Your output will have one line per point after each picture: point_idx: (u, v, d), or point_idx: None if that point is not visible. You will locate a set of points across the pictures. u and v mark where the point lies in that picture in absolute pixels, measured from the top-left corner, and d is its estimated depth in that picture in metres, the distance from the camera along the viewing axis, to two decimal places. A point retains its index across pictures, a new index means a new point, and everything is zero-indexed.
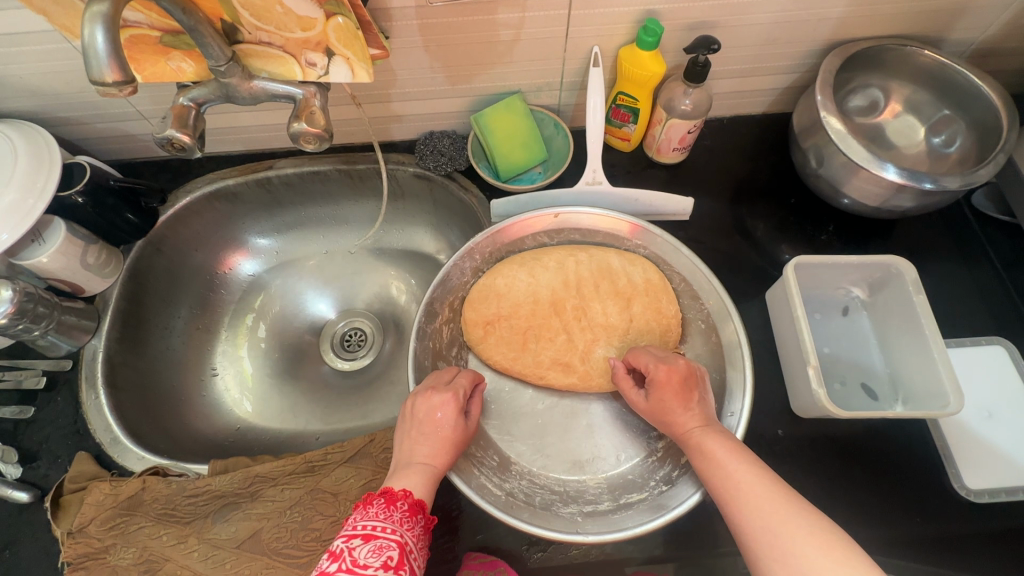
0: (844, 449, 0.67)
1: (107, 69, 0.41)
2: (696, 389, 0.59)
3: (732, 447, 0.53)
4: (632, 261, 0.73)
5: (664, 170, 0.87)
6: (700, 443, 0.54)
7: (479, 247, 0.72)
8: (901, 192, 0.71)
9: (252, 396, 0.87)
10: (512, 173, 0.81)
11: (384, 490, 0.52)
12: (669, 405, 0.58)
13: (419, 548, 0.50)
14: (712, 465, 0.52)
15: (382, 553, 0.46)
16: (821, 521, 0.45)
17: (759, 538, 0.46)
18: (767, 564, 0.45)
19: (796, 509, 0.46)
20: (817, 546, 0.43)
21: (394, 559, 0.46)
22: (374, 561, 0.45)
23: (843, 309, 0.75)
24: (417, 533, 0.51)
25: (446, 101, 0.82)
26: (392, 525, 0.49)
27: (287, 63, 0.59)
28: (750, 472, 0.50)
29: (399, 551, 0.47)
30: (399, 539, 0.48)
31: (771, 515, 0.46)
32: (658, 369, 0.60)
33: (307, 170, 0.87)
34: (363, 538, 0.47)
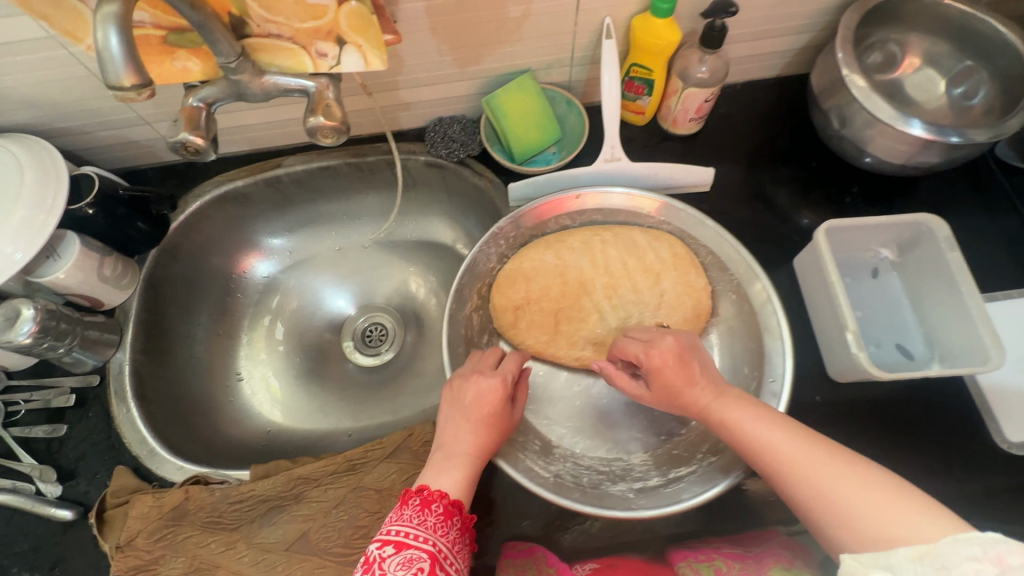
0: (882, 410, 0.67)
1: (123, 73, 0.40)
2: (695, 362, 0.57)
3: (754, 409, 0.54)
4: (657, 238, 0.72)
5: (680, 142, 0.86)
6: (719, 416, 0.54)
7: (503, 231, 0.71)
8: (927, 147, 0.69)
9: (281, 397, 0.87)
10: (526, 155, 0.80)
11: (420, 489, 0.51)
12: (676, 386, 0.56)
13: (456, 552, 0.49)
14: (741, 434, 0.53)
15: (412, 566, 0.45)
16: (870, 472, 0.47)
17: (815, 505, 0.47)
18: (831, 527, 0.46)
19: (846, 465, 0.48)
20: (876, 497, 0.44)
21: (426, 571, 0.45)
22: (404, 575, 0.45)
23: (872, 271, 0.74)
24: (453, 536, 0.49)
25: (455, 85, 0.80)
26: (425, 532, 0.48)
27: (296, 55, 0.57)
28: (786, 436, 0.51)
29: (430, 562, 0.46)
30: (432, 546, 0.47)
31: (822, 478, 0.47)
32: (652, 353, 0.58)
33: (316, 165, 0.85)
34: (392, 545, 0.46)
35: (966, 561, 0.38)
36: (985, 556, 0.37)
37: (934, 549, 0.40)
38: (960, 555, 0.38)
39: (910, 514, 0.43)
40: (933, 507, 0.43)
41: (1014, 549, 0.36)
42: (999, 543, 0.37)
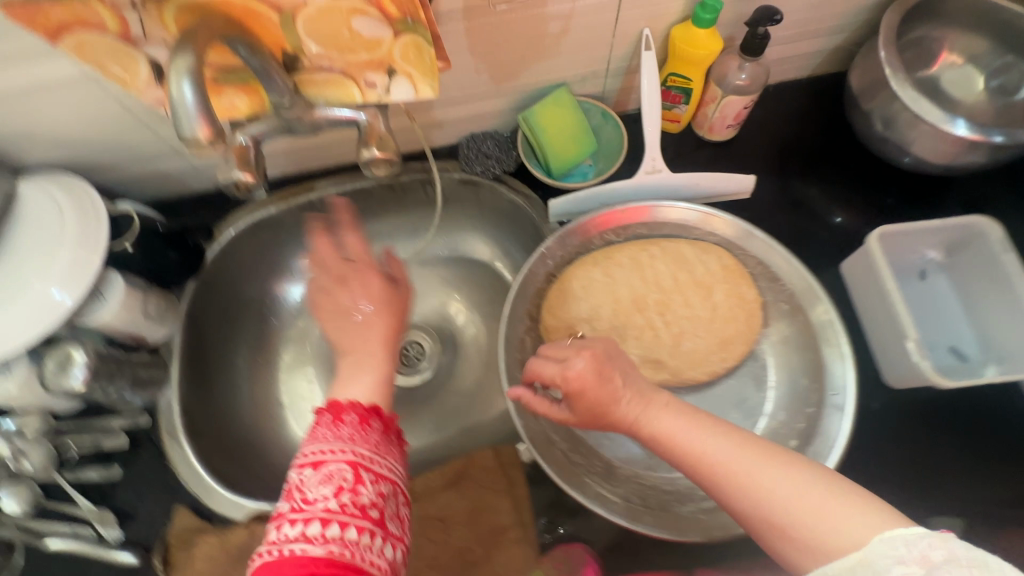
0: (939, 414, 0.67)
1: (198, 126, 0.39)
2: (614, 374, 0.54)
3: (684, 415, 0.51)
4: (705, 249, 0.71)
5: (715, 148, 0.85)
6: (652, 428, 0.51)
7: (550, 251, 0.71)
8: (972, 148, 0.69)
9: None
10: (564, 168, 0.79)
11: (334, 407, 0.49)
12: (598, 403, 0.53)
13: (382, 452, 0.47)
14: (674, 446, 0.50)
15: (333, 480, 0.43)
16: (808, 472, 0.45)
17: (756, 518, 0.45)
18: (773, 539, 0.44)
19: (780, 466, 0.45)
20: (812, 504, 0.42)
21: (349, 479, 0.43)
22: (326, 491, 0.43)
23: (921, 273, 0.74)
24: (376, 440, 0.48)
25: (489, 101, 0.79)
26: (343, 442, 0.46)
27: (345, 86, 0.56)
28: (717, 440, 0.48)
29: (352, 470, 0.44)
30: (354, 452, 0.45)
31: (758, 485, 0.45)
32: (573, 371, 0.54)
33: (349, 187, 0.85)
34: (309, 464, 0.44)
35: (894, 565, 0.37)
36: (912, 557, 0.37)
37: (866, 557, 0.39)
38: (889, 559, 0.38)
39: (849, 513, 0.41)
40: (869, 504, 0.42)
41: (934, 543, 0.37)
42: (926, 540, 0.37)
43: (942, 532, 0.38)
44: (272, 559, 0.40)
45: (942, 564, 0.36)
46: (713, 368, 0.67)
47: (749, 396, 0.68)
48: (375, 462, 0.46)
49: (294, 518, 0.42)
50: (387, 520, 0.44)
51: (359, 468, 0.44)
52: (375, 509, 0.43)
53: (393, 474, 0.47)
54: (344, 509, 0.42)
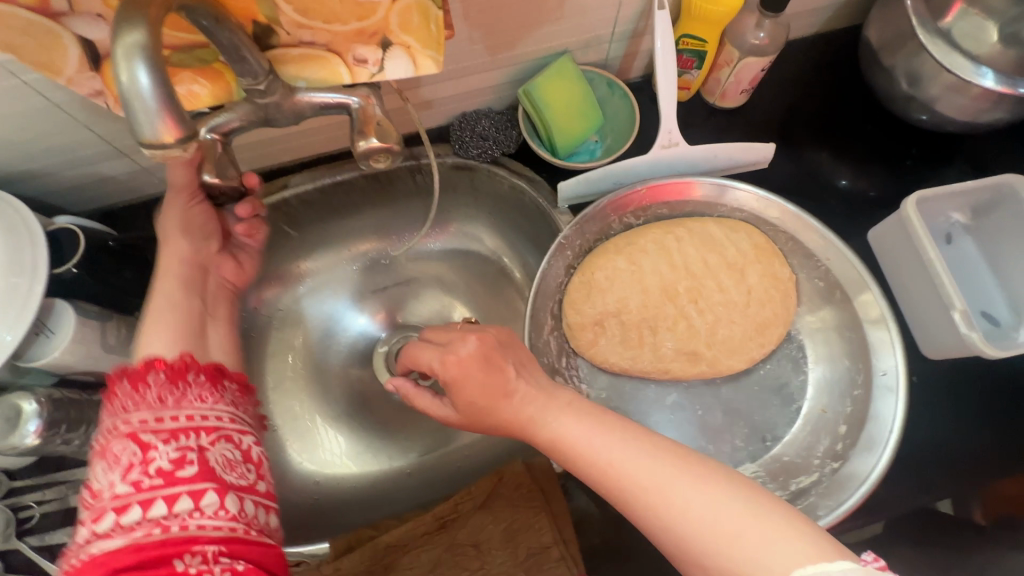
0: (978, 383, 0.65)
1: (161, 126, 0.29)
2: (505, 360, 0.48)
3: (588, 412, 0.44)
4: (734, 228, 0.66)
5: (727, 116, 0.79)
6: (554, 433, 0.44)
7: (569, 240, 0.64)
8: (1002, 103, 0.65)
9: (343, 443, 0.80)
10: (569, 147, 0.72)
11: (121, 372, 0.43)
12: (476, 394, 0.47)
13: (175, 402, 0.43)
14: (577, 451, 0.42)
15: (121, 460, 0.39)
16: (729, 487, 0.38)
17: (667, 540, 0.39)
18: (683, 563, 0.38)
19: (694, 479, 0.39)
20: (733, 526, 0.36)
21: (136, 454, 0.39)
22: (115, 475, 0.39)
23: (947, 237, 0.71)
24: (161, 389, 0.43)
25: (484, 75, 0.70)
26: (125, 411, 0.41)
27: (330, 65, 0.47)
28: (630, 450, 0.41)
29: (138, 441, 0.40)
30: (153, 417, 0.41)
31: (671, 504, 0.38)
32: (452, 357, 0.48)
33: (327, 181, 0.75)
34: (97, 455, 0.40)
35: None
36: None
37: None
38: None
39: (778, 539, 0.36)
40: (797, 527, 0.36)
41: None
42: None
43: (867, 565, 0.34)
44: (79, 563, 0.37)
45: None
46: (752, 354, 0.63)
47: (789, 380, 0.64)
48: (182, 417, 0.42)
49: (97, 514, 0.38)
50: (212, 468, 0.41)
51: (157, 433, 0.40)
52: (182, 466, 0.40)
53: (216, 424, 0.44)
54: (146, 482, 0.39)
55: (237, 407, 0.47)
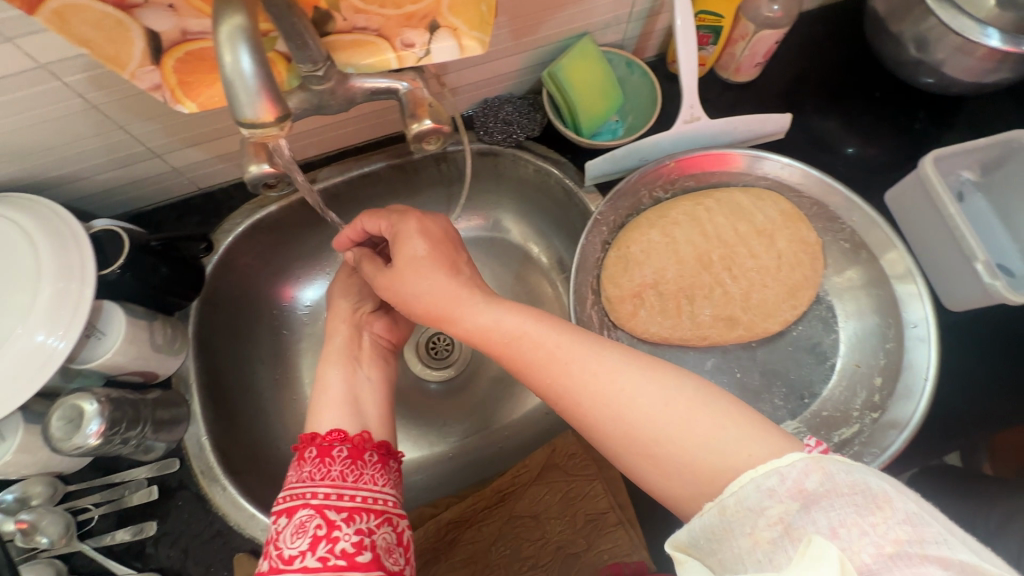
0: (999, 330, 0.68)
1: (261, 106, 0.30)
2: (460, 248, 0.56)
3: (540, 318, 0.48)
4: (760, 196, 0.69)
5: (740, 90, 0.81)
6: (507, 334, 0.48)
7: (603, 216, 0.66)
8: (1007, 63, 0.68)
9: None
10: (593, 127, 0.74)
11: (313, 438, 0.50)
12: (422, 283, 0.53)
13: (351, 479, 0.47)
14: (528, 349, 0.47)
15: (307, 529, 0.43)
16: (677, 379, 0.42)
17: (616, 434, 0.42)
18: (633, 458, 0.41)
19: (645, 372, 0.43)
20: (683, 419, 0.40)
21: (321, 525, 0.43)
22: (301, 543, 0.43)
23: (958, 195, 0.74)
24: (342, 468, 0.48)
25: (507, 60, 0.71)
26: (315, 482, 0.46)
27: (380, 51, 0.48)
28: (586, 355, 0.45)
29: (322, 516, 0.44)
30: (333, 493, 0.46)
31: (622, 397, 0.42)
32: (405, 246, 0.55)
33: (354, 173, 0.76)
34: (285, 518, 0.44)
35: (767, 502, 0.34)
36: (785, 491, 0.33)
37: (737, 498, 0.35)
38: (758, 492, 0.34)
39: (719, 423, 0.39)
40: (744, 416, 0.39)
41: (809, 471, 0.33)
42: (801, 470, 0.34)
43: (815, 453, 0.34)
44: None
45: (816, 493, 0.32)
46: (785, 315, 0.65)
47: (822, 340, 0.66)
48: (357, 497, 0.46)
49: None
50: (378, 555, 0.44)
51: (338, 508, 0.45)
52: (359, 550, 0.43)
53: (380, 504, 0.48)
54: (328, 561, 0.42)
55: (397, 488, 0.51)
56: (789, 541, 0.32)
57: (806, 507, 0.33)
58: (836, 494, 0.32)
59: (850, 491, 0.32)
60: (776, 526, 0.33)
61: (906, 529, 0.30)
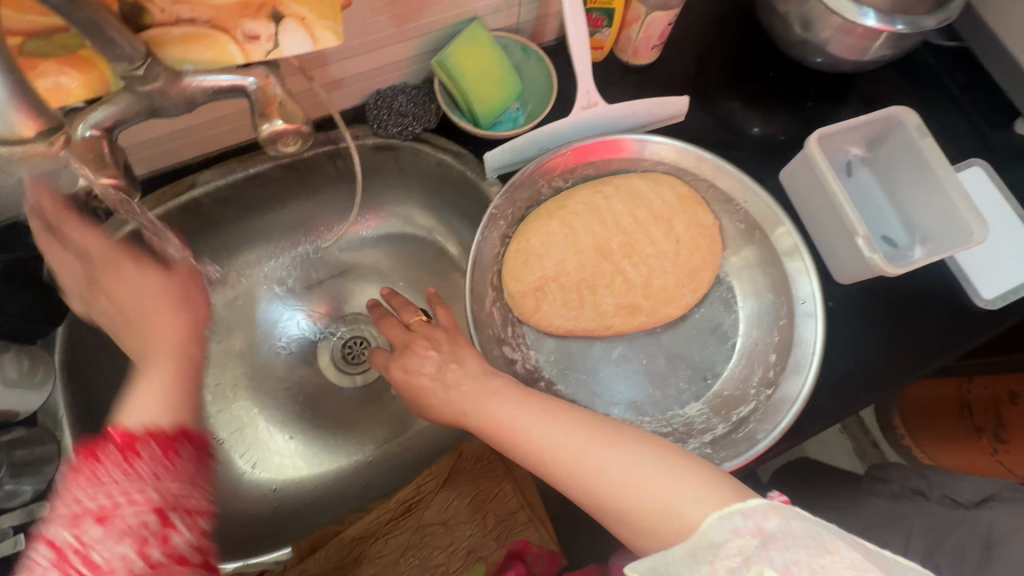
0: (885, 299, 0.72)
1: (19, 120, 0.29)
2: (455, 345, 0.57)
3: (520, 400, 0.51)
4: (658, 181, 0.69)
5: (641, 73, 0.81)
6: (492, 416, 0.50)
7: (500, 210, 0.64)
8: (884, 40, 0.69)
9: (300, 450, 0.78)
10: (491, 117, 0.71)
11: (122, 434, 0.43)
12: (437, 397, 0.55)
13: (191, 483, 0.44)
14: (510, 429, 0.49)
15: (135, 531, 0.40)
16: (633, 444, 0.46)
17: (595, 502, 0.45)
18: (612, 523, 0.44)
19: (607, 445, 0.46)
20: (646, 486, 0.43)
21: (154, 530, 0.40)
22: (123, 549, 0.39)
23: (847, 170, 0.76)
24: (178, 468, 0.44)
25: (393, 48, 0.68)
26: (148, 482, 0.41)
27: (218, 43, 0.43)
28: (556, 429, 0.47)
29: (157, 518, 0.41)
30: (100, 497, 0.40)
31: (596, 472, 0.45)
32: (409, 365, 0.57)
33: (241, 174, 0.71)
34: (97, 522, 0.39)
35: (731, 537, 0.39)
36: (747, 528, 0.38)
37: (707, 533, 0.39)
38: (725, 530, 0.39)
39: (678, 487, 0.43)
40: (699, 480, 0.43)
41: (769, 513, 0.39)
42: (762, 511, 0.39)
43: (772, 502, 0.40)
44: None
45: (775, 533, 0.37)
46: (686, 299, 0.66)
47: (722, 320, 0.68)
48: (116, 499, 0.40)
49: None
50: (208, 556, 0.43)
51: (96, 518, 0.39)
52: (193, 551, 0.42)
53: (167, 501, 0.42)
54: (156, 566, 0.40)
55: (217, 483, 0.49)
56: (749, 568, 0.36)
57: (764, 544, 0.37)
58: (792, 536, 0.37)
59: (803, 535, 0.37)
60: (735, 557, 0.37)
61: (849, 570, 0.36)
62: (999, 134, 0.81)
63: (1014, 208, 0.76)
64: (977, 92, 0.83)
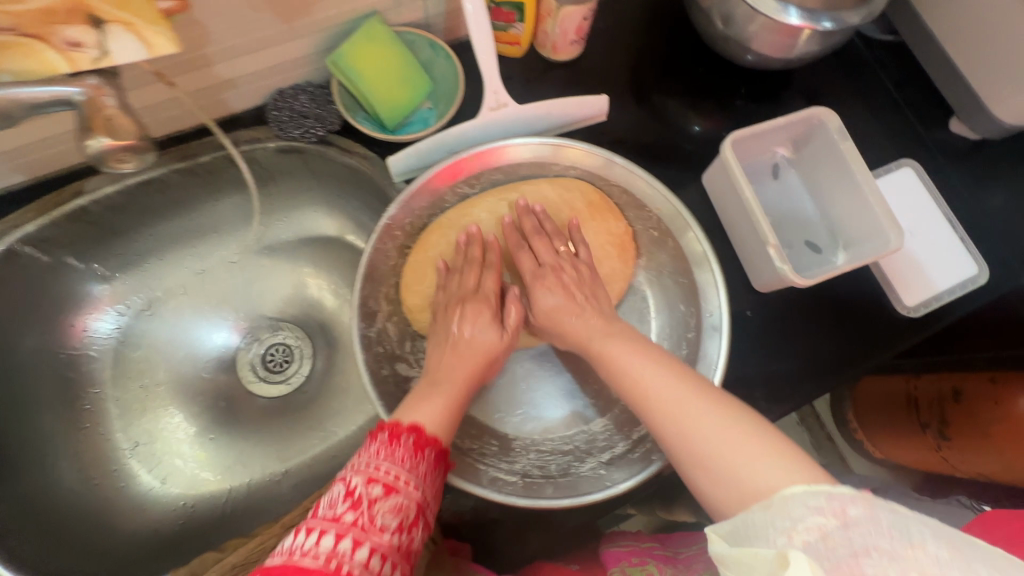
0: (804, 308, 0.70)
1: None
2: (587, 287, 0.64)
3: (634, 343, 0.57)
4: (565, 187, 0.69)
5: (564, 69, 0.77)
6: (601, 348, 0.58)
7: (395, 220, 0.61)
8: (808, 38, 0.66)
9: (207, 463, 0.76)
10: (397, 119, 0.67)
11: (394, 428, 0.50)
12: (564, 322, 0.62)
13: (431, 488, 0.48)
14: (613, 361, 0.56)
15: (398, 513, 0.44)
16: (736, 410, 0.47)
17: (681, 445, 0.47)
18: (690, 469, 0.47)
19: (710, 402, 0.48)
20: (734, 440, 0.45)
21: (410, 518, 0.45)
22: (391, 521, 0.44)
23: (773, 172, 0.74)
24: (428, 473, 0.49)
25: (285, 46, 0.64)
26: (414, 477, 0.47)
27: (34, 52, 0.40)
28: (657, 372, 0.52)
29: (417, 510, 0.46)
30: (382, 471, 0.46)
31: (685, 415, 0.48)
32: (549, 290, 0.63)
33: (132, 181, 0.68)
34: (356, 497, 0.44)
35: (810, 514, 0.37)
36: (829, 507, 0.37)
37: (782, 502, 0.39)
38: (805, 507, 0.38)
39: (763, 454, 0.43)
40: (787, 454, 0.42)
41: (856, 500, 0.36)
42: (849, 497, 0.37)
43: (866, 492, 0.37)
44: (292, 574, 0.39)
45: (857, 518, 0.35)
46: None
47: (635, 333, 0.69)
48: (393, 477, 0.46)
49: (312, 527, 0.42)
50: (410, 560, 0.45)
51: (381, 484, 0.45)
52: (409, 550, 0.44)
53: (419, 502, 0.46)
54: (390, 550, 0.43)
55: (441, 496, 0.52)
56: (822, 546, 0.35)
57: (845, 525, 0.35)
58: (877, 526, 0.35)
59: (890, 526, 0.35)
60: (813, 531, 0.36)
61: (933, 570, 0.32)
62: (935, 132, 0.79)
63: (942, 210, 0.74)
64: (912, 88, 0.80)
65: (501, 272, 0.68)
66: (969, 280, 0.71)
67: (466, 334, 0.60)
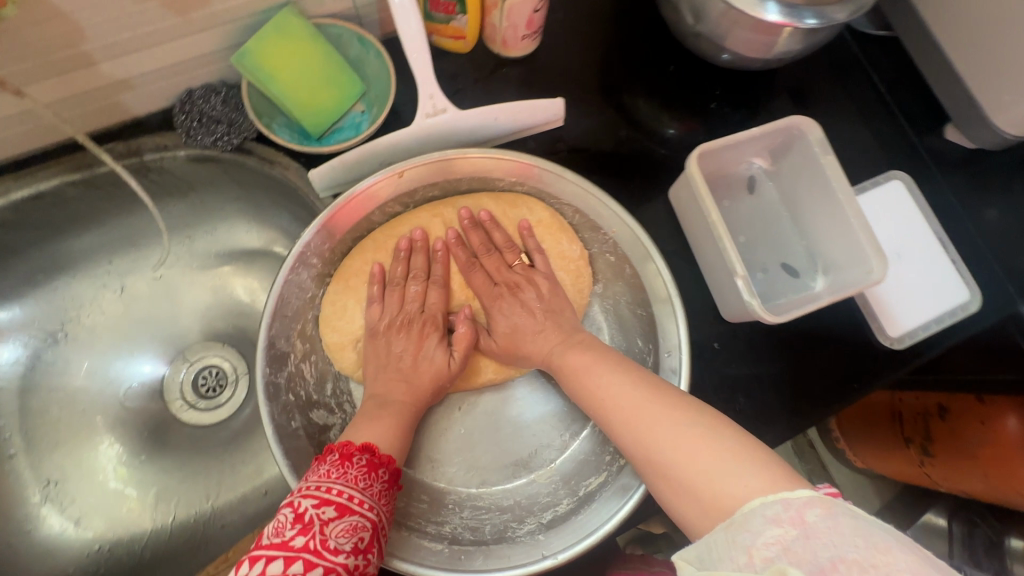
0: (777, 340, 0.63)
1: None
2: (555, 296, 0.59)
3: (594, 354, 0.52)
4: (515, 204, 0.62)
5: (518, 67, 0.68)
6: (561, 360, 0.53)
7: (311, 247, 0.54)
8: (788, 36, 0.58)
9: (131, 480, 0.71)
10: (321, 125, 0.59)
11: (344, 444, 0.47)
12: (526, 344, 0.57)
13: (385, 508, 0.46)
14: (574, 370, 0.51)
15: (353, 535, 0.41)
16: (695, 413, 0.42)
17: (643, 460, 0.42)
18: (654, 482, 0.41)
19: (666, 408, 0.43)
20: (692, 444, 0.40)
21: (365, 540, 0.42)
22: (346, 543, 0.40)
23: (749, 186, 0.67)
24: (380, 491, 0.45)
25: (185, 41, 0.55)
26: (368, 498, 0.44)
27: None
28: (617, 381, 0.48)
29: (371, 532, 0.42)
30: (328, 491, 0.42)
31: (645, 426, 0.43)
32: (510, 305, 0.58)
33: (21, 195, 0.60)
34: (308, 519, 0.40)
35: (768, 526, 0.32)
36: (787, 515, 0.31)
37: (742, 517, 0.33)
38: (762, 519, 0.32)
39: (727, 456, 0.38)
40: (754, 453, 0.38)
41: (814, 505, 0.31)
42: (805, 501, 0.32)
43: (825, 496, 0.32)
44: None
45: (817, 524, 0.30)
46: None
47: None
48: (345, 497, 0.42)
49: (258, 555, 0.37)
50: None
51: (335, 506, 0.41)
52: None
53: (371, 523, 0.43)
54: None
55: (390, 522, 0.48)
56: (787, 561, 0.29)
57: (805, 534, 0.30)
58: (837, 531, 0.30)
59: (857, 534, 0.30)
60: (773, 545, 0.30)
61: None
62: (928, 140, 0.71)
63: (933, 229, 0.67)
64: (905, 91, 0.72)
65: (451, 292, 0.62)
66: (960, 307, 0.65)
67: (411, 347, 0.56)
